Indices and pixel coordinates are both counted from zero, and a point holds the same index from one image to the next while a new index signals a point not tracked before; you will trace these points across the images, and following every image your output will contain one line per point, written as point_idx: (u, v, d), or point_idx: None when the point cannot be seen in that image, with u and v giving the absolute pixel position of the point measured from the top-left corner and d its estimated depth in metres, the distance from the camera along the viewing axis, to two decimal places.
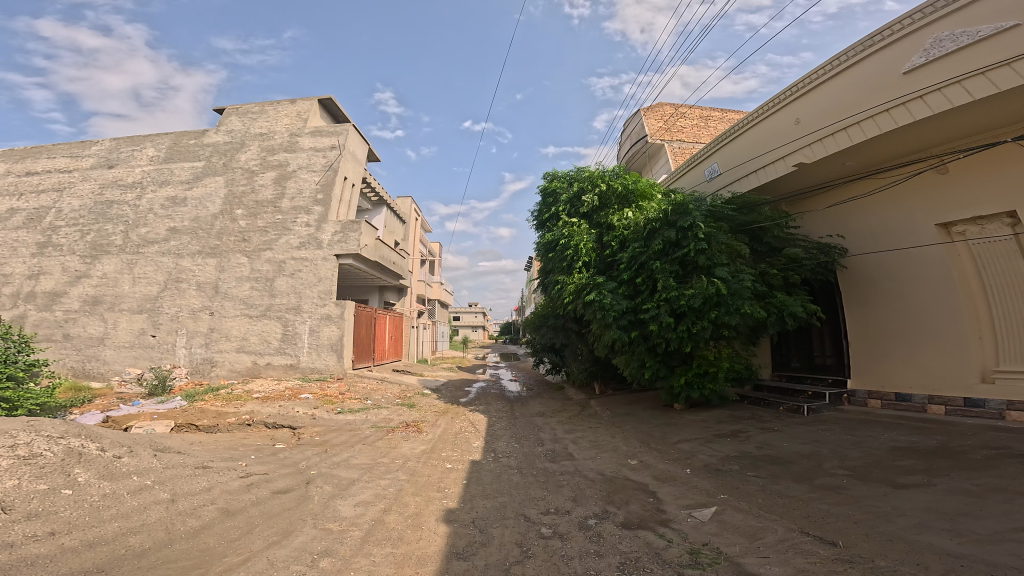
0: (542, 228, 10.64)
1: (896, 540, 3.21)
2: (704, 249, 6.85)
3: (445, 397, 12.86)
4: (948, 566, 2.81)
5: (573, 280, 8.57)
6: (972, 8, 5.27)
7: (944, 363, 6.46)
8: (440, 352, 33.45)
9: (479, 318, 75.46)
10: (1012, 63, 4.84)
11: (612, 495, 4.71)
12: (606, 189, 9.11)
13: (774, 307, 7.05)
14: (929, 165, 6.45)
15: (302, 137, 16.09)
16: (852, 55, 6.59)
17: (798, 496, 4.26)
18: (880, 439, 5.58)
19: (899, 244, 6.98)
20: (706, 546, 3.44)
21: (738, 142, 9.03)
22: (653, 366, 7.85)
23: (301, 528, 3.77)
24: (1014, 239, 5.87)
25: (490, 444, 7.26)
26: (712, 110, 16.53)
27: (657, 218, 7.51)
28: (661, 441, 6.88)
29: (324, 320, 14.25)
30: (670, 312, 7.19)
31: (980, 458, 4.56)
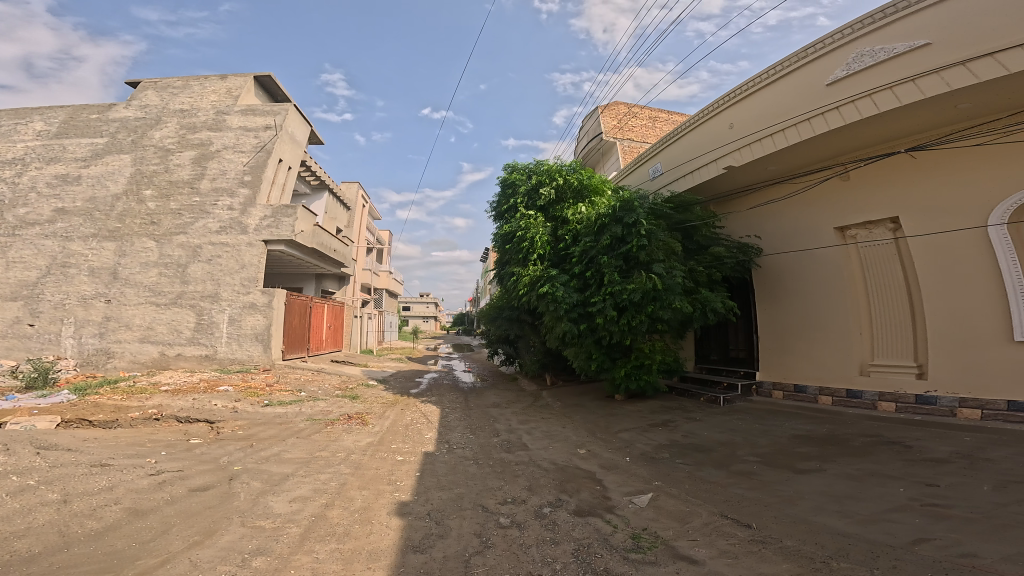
0: (499, 219, 10.65)
1: (799, 522, 3.60)
2: (645, 245, 7.17)
3: (394, 388, 12.57)
4: (839, 544, 3.20)
5: (527, 272, 8.64)
6: (889, 29, 5.88)
7: (834, 358, 7.25)
8: (388, 343, 32.62)
9: (429, 309, 74.07)
10: (915, 80, 5.48)
11: (565, 483, 4.86)
12: (562, 183, 9.28)
13: (699, 302, 7.53)
14: (834, 172, 7.20)
15: (230, 115, 14.91)
16: (784, 66, 7.16)
17: (718, 481, 4.65)
18: (784, 428, 6.20)
19: (805, 246, 7.74)
20: (646, 530, 3.66)
21: (679, 144, 9.53)
22: (599, 358, 8.16)
23: (227, 527, 3.54)
24: (893, 243, 6.71)
25: (444, 435, 7.19)
26: (659, 112, 17.18)
27: (606, 214, 7.75)
28: (605, 431, 7.18)
29: (246, 309, 13.24)
30: (614, 306, 7.49)
31: (860, 445, 5.22)
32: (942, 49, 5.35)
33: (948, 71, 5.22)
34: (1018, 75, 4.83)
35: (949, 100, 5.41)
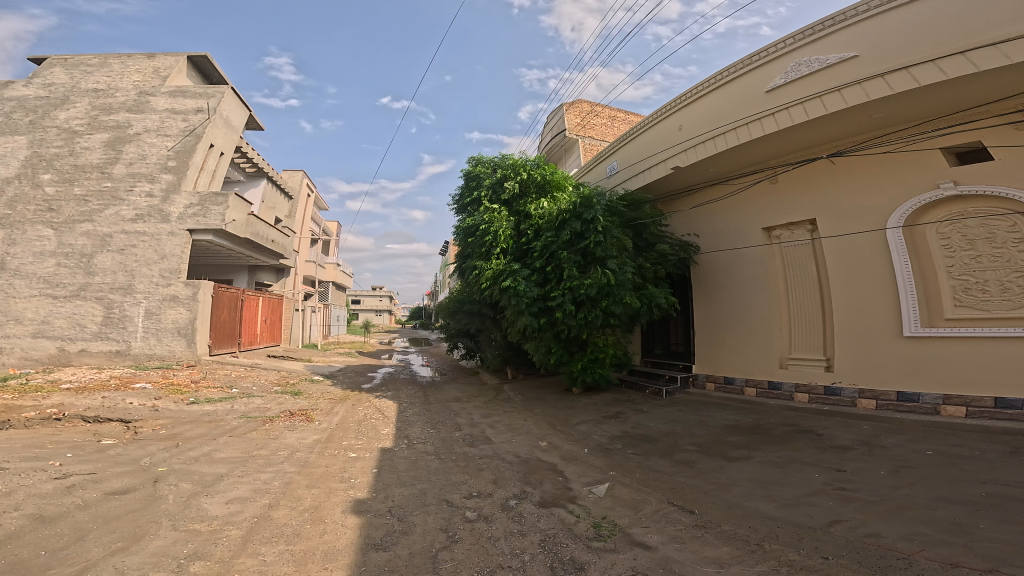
0: (462, 212, 10.53)
1: (733, 507, 3.88)
2: (601, 241, 7.36)
3: (344, 383, 12.14)
4: (769, 527, 3.48)
5: (489, 266, 8.54)
6: (825, 41, 6.25)
7: (758, 352, 7.74)
8: (337, 337, 31.34)
9: (382, 302, 72.02)
10: (840, 90, 5.88)
11: (528, 475, 4.91)
12: (526, 177, 9.29)
13: (645, 298, 7.82)
14: (766, 175, 7.67)
15: (155, 97, 13.56)
16: (731, 72, 7.50)
17: (663, 470, 4.90)
18: (716, 418, 6.67)
19: (736, 245, 8.22)
20: (606, 519, 3.79)
21: (634, 143, 9.82)
22: (558, 352, 8.35)
23: (156, 531, 3.24)
24: (810, 244, 7.23)
25: (403, 431, 7.02)
26: (618, 112, 17.64)
27: (567, 209, 7.89)
28: (564, 423, 7.33)
29: (167, 301, 12.16)
30: (573, 300, 7.64)
31: (781, 434, 5.69)
32: (866, 62, 5.77)
33: (869, 83, 5.63)
34: (925, 89, 5.25)
35: (869, 111, 5.84)
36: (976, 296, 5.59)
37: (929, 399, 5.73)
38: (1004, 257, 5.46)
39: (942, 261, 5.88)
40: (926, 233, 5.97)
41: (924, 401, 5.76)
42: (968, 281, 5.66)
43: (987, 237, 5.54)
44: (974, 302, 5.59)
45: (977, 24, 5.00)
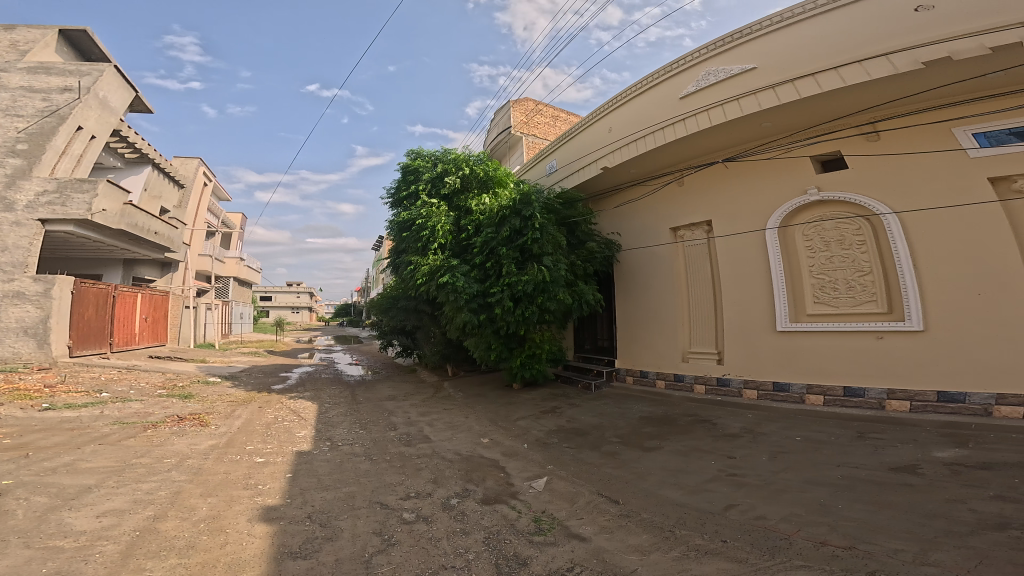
0: (400, 207, 10.18)
1: (650, 495, 4.13)
2: (538, 237, 7.49)
3: (249, 384, 10.93)
4: (679, 513, 3.76)
5: (427, 262, 8.31)
6: (730, 53, 6.62)
7: (665, 346, 8.08)
8: (243, 337, 28.26)
9: (300, 299, 66.58)
10: (738, 99, 6.28)
11: (470, 473, 4.80)
12: (468, 173, 9.14)
13: (576, 295, 8.03)
14: (674, 179, 7.99)
15: (7, 72, 11.28)
16: (650, 79, 7.70)
17: (593, 462, 5.07)
18: (634, 410, 7.08)
19: (647, 244, 8.51)
20: (546, 512, 3.82)
21: (571, 144, 9.85)
22: (498, 348, 8.34)
23: (1, 551, 2.64)
24: (705, 244, 7.63)
25: (323, 433, 6.47)
26: (561, 111, 17.43)
27: (507, 206, 7.90)
28: (505, 419, 7.29)
29: (10, 298, 10.07)
30: (511, 297, 7.67)
31: (686, 423, 6.18)
32: (764, 75, 6.17)
33: (762, 94, 6.03)
34: (807, 100, 5.71)
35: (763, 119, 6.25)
36: (829, 293, 6.18)
37: (796, 389, 6.33)
38: (851, 256, 6.04)
39: (805, 263, 6.42)
40: (795, 235, 6.53)
41: (793, 391, 6.36)
42: (824, 281, 6.22)
43: (839, 239, 6.11)
44: (828, 299, 6.18)
45: (850, 46, 5.52)
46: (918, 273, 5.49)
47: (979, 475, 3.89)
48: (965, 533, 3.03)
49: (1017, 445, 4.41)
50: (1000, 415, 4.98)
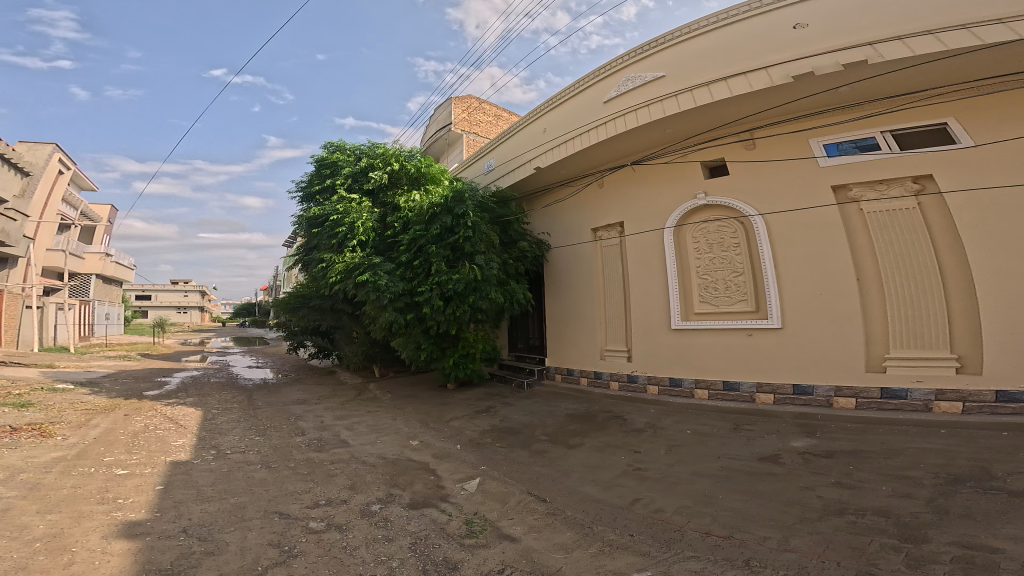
0: (311, 201, 9.44)
1: (573, 492, 4.19)
2: (470, 236, 7.36)
3: (115, 391, 9.18)
4: (597, 508, 3.86)
5: (343, 259, 7.77)
6: (646, 61, 7.00)
7: (586, 344, 8.41)
8: (111, 340, 23.87)
9: (189, 299, 58.16)
10: (648, 106, 6.64)
11: (396, 477, 4.47)
12: (398, 169, 8.74)
13: (508, 294, 7.98)
14: (596, 180, 8.30)
15: None
16: (580, 83, 7.96)
17: (526, 461, 5.02)
18: (562, 408, 7.21)
19: (571, 242, 8.82)
20: (478, 514, 3.71)
21: (508, 143, 9.86)
22: (427, 348, 8.02)
23: None
24: (619, 244, 8.01)
25: (208, 441, 5.59)
26: (504, 110, 17.41)
27: (438, 203, 7.63)
28: (437, 420, 6.98)
29: None
30: (440, 296, 7.42)
31: (604, 420, 6.43)
32: (671, 83, 6.58)
33: (667, 101, 6.42)
34: (703, 108, 6.14)
35: (672, 126, 6.69)
36: (711, 293, 6.78)
37: (687, 384, 6.91)
38: (728, 258, 6.65)
39: (693, 263, 6.99)
40: (686, 235, 7.08)
41: (684, 386, 6.93)
42: (707, 281, 6.81)
43: (720, 241, 6.72)
44: (710, 299, 6.79)
45: (742, 58, 6.03)
46: (778, 274, 6.23)
47: (825, 463, 4.40)
48: (815, 519, 3.39)
49: (853, 433, 5.08)
50: (838, 405, 5.72)
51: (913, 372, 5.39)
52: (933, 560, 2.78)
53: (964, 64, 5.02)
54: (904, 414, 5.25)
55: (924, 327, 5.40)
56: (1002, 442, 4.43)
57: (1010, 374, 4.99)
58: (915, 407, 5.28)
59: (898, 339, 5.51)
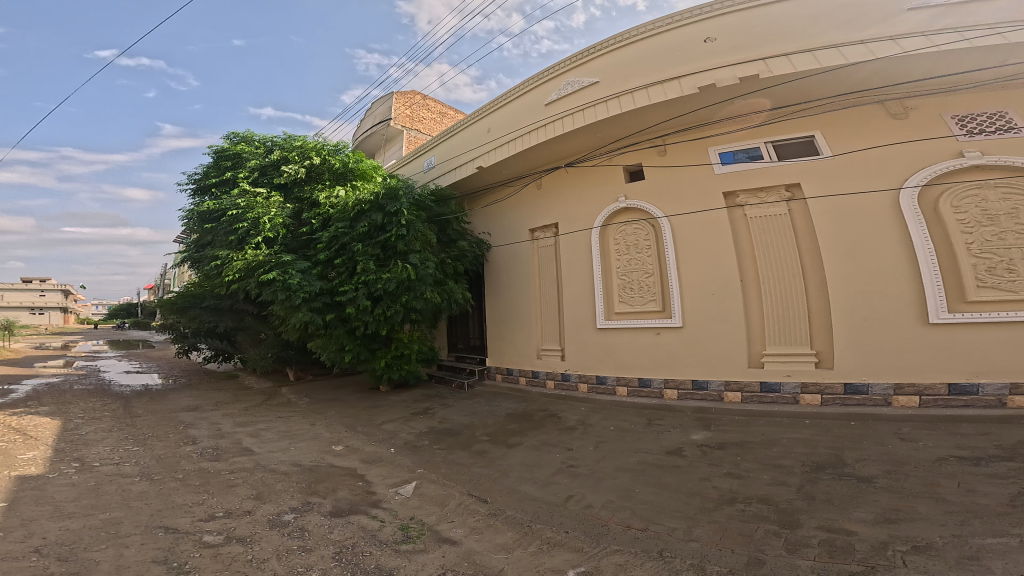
0: (204, 195, 8.47)
1: (513, 492, 4.12)
2: (404, 235, 7.00)
3: None
4: (534, 507, 3.82)
5: (246, 256, 7.13)
6: (585, 67, 7.25)
7: (524, 343, 8.48)
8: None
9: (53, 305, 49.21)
10: (580, 111, 6.92)
11: (315, 484, 4.07)
12: (319, 163, 8.19)
13: (446, 294, 7.71)
14: (534, 180, 8.39)
15: None
16: (525, 84, 8.02)
17: (465, 462, 4.85)
18: (502, 407, 7.13)
19: (509, 241, 8.86)
20: (414, 519, 3.49)
21: (449, 142, 9.66)
22: (353, 350, 7.58)
23: None
24: (553, 245, 8.19)
25: (71, 452, 4.69)
26: (449, 108, 17.18)
27: (367, 200, 7.25)
28: (367, 423, 6.52)
29: None
30: (367, 296, 7.07)
31: (542, 418, 6.46)
32: (604, 89, 6.89)
33: (598, 107, 6.73)
34: (626, 115, 6.51)
35: (603, 131, 6.98)
36: (627, 293, 7.18)
37: (610, 381, 7.21)
38: (642, 259, 7.06)
39: (615, 264, 7.35)
40: (609, 237, 7.44)
41: (608, 384, 7.22)
42: (627, 281, 7.18)
43: (636, 244, 7.13)
44: (627, 299, 7.17)
45: (668, 64, 6.42)
46: (681, 276, 6.69)
47: (717, 454, 4.71)
48: (711, 509, 3.59)
49: (741, 425, 5.52)
50: (727, 400, 6.23)
51: (784, 367, 6.00)
52: (805, 543, 3.01)
53: (845, 78, 5.66)
54: (778, 406, 5.84)
55: (791, 324, 6.03)
56: (851, 431, 4.97)
57: (856, 369, 5.61)
58: (786, 399, 5.89)
59: (774, 337, 6.11)
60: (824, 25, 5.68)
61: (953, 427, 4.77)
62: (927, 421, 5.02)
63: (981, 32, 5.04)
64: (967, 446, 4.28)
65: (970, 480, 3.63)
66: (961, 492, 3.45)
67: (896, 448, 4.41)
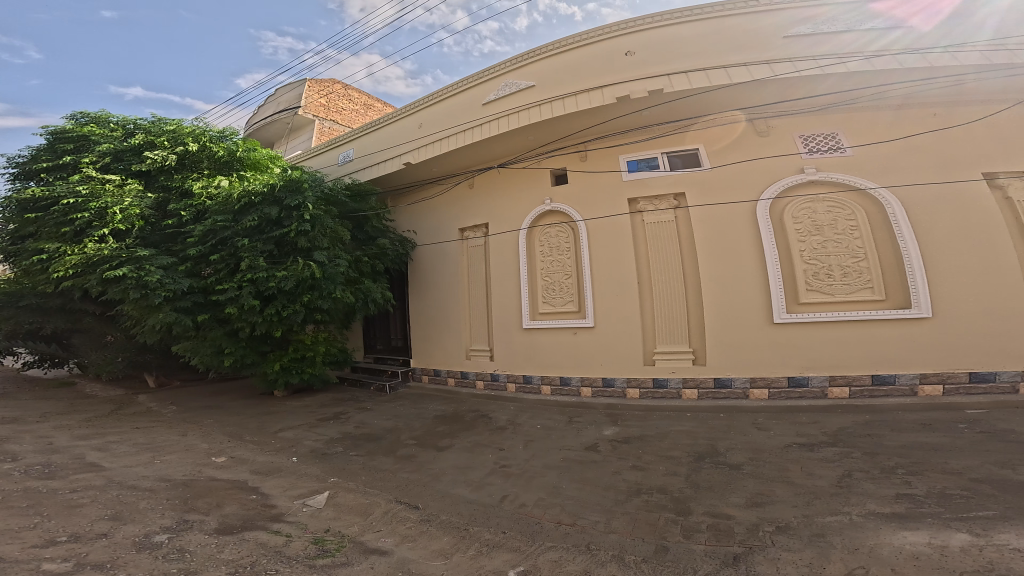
0: (32, 180, 7.15)
1: (446, 495, 3.90)
2: (306, 230, 6.41)
3: None
4: (467, 510, 3.63)
5: (88, 249, 6.09)
6: (522, 71, 7.34)
7: (451, 343, 8.27)
8: None
9: None
10: (510, 116, 7.00)
11: (194, 500, 3.48)
12: (196, 151, 7.30)
13: (362, 292, 7.24)
14: (465, 180, 8.25)
15: None
16: (462, 82, 7.89)
17: (389, 468, 4.52)
18: (430, 410, 6.81)
19: (435, 240, 8.64)
20: (329, 532, 3.13)
21: (372, 137, 9.17)
22: (235, 353, 6.63)
23: None
24: (482, 245, 8.12)
25: None
26: (374, 100, 16.37)
27: (258, 192, 6.55)
28: (258, 432, 5.82)
29: None
30: (255, 295, 6.37)
31: (471, 419, 6.29)
32: (539, 93, 7.04)
33: (532, 110, 6.84)
34: (556, 120, 6.69)
35: (538, 133, 7.07)
36: (550, 294, 7.35)
37: (536, 381, 7.28)
38: (563, 261, 7.29)
39: (539, 265, 7.50)
40: (536, 239, 7.57)
41: (534, 383, 7.29)
42: (550, 282, 7.35)
43: (560, 245, 7.34)
44: (549, 299, 7.34)
45: (597, 74, 6.74)
46: (596, 278, 6.98)
47: (626, 448, 4.93)
48: (623, 501, 3.73)
49: (640, 419, 5.90)
50: (629, 395, 6.61)
51: (671, 364, 6.50)
52: (695, 528, 3.22)
53: (739, 94, 6.30)
54: (666, 401, 6.32)
55: (673, 324, 6.57)
56: (721, 422, 5.54)
57: (723, 365, 6.27)
58: (671, 394, 6.40)
59: (663, 335, 6.60)
60: (722, 50, 6.37)
61: (793, 417, 5.52)
62: (774, 411, 5.75)
63: (840, 64, 5.89)
64: (804, 433, 4.93)
65: (809, 464, 4.14)
66: (803, 476, 3.91)
67: (755, 437, 4.96)
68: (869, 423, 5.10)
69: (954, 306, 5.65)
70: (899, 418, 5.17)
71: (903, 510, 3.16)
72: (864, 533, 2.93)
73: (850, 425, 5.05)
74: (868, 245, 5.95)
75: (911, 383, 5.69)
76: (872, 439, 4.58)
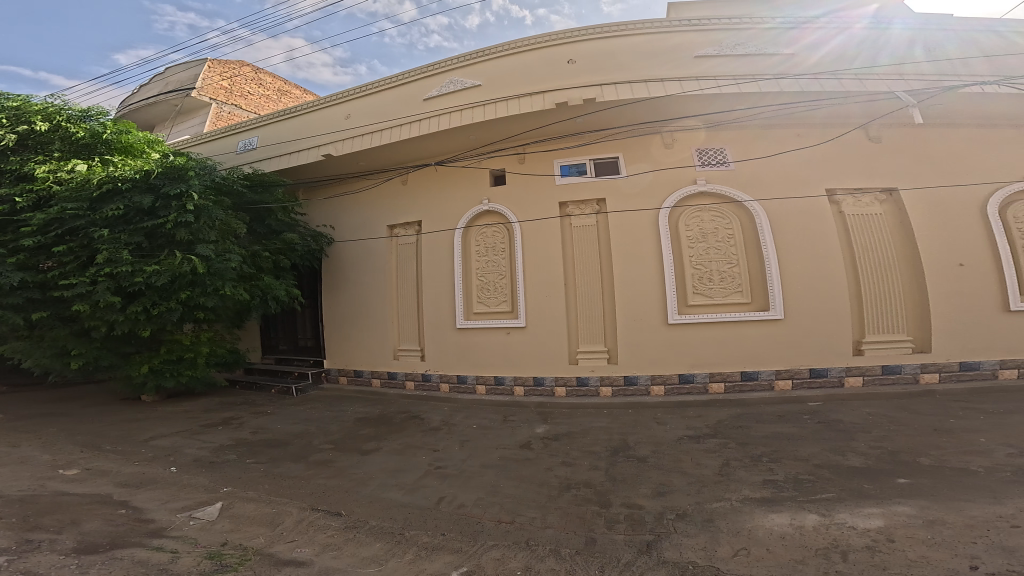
0: None
1: (373, 501, 3.75)
2: (188, 222, 5.92)
3: None
4: (397, 514, 3.51)
5: None
6: (468, 69, 7.30)
7: (378, 344, 7.99)
8: None
9: None
10: (448, 114, 6.94)
11: (38, 518, 3.04)
12: (44, 132, 6.42)
13: (259, 289, 6.89)
14: (398, 176, 8.03)
15: None
16: (405, 74, 7.66)
17: (300, 475, 4.25)
18: (349, 412, 6.51)
19: (360, 236, 8.31)
20: (226, 545, 2.88)
21: (285, 125, 8.62)
22: (86, 354, 6.08)
23: None
24: (413, 244, 7.95)
25: None
26: (293, 88, 15.45)
27: (126, 179, 5.94)
28: (122, 441, 5.19)
29: None
30: (115, 291, 5.78)
31: (401, 421, 6.10)
32: (483, 94, 7.06)
33: (473, 110, 6.82)
34: (496, 121, 6.72)
35: (479, 132, 7.06)
36: (485, 294, 7.37)
37: (470, 381, 7.24)
38: (498, 261, 7.35)
39: (474, 265, 7.51)
40: (472, 238, 7.55)
41: (468, 383, 7.25)
42: (484, 282, 7.38)
43: (495, 246, 7.39)
44: (483, 299, 7.36)
45: (542, 80, 6.90)
46: (528, 278, 7.11)
47: (557, 446, 5.04)
48: (556, 496, 3.82)
49: (568, 417, 6.07)
50: (557, 394, 6.79)
51: (591, 363, 6.79)
52: (614, 519, 3.38)
53: (660, 106, 6.69)
54: (587, 399, 6.58)
55: (586, 324, 6.88)
56: (630, 417, 5.86)
57: (631, 363, 6.65)
58: (591, 392, 6.68)
59: (587, 336, 6.86)
60: (651, 65, 6.78)
61: (683, 411, 5.98)
62: (668, 406, 6.21)
63: (756, 84, 6.48)
64: (693, 426, 5.35)
65: (697, 455, 4.50)
66: (693, 466, 4.25)
67: (656, 430, 5.32)
68: (740, 416, 5.65)
69: (826, 304, 6.45)
70: (762, 411, 5.79)
71: (769, 494, 3.55)
72: (741, 516, 3.24)
73: (726, 418, 5.57)
74: (740, 254, 6.65)
75: (770, 378, 6.40)
76: (743, 431, 5.09)
